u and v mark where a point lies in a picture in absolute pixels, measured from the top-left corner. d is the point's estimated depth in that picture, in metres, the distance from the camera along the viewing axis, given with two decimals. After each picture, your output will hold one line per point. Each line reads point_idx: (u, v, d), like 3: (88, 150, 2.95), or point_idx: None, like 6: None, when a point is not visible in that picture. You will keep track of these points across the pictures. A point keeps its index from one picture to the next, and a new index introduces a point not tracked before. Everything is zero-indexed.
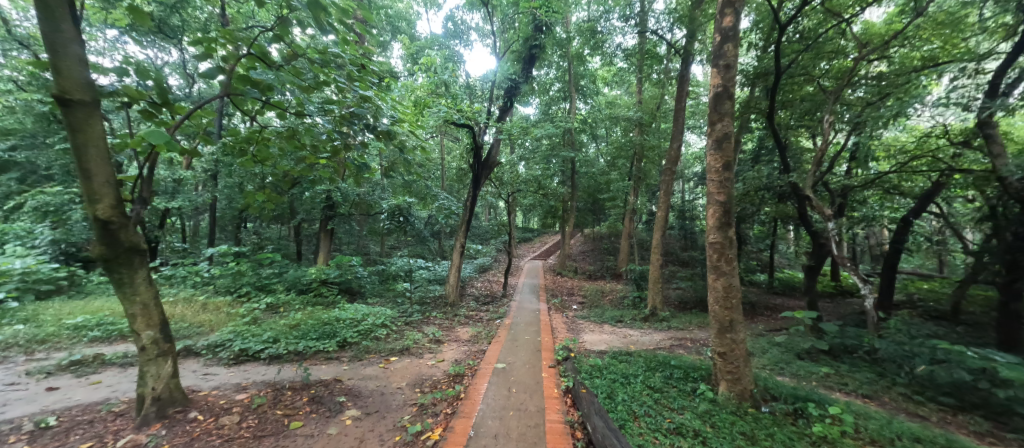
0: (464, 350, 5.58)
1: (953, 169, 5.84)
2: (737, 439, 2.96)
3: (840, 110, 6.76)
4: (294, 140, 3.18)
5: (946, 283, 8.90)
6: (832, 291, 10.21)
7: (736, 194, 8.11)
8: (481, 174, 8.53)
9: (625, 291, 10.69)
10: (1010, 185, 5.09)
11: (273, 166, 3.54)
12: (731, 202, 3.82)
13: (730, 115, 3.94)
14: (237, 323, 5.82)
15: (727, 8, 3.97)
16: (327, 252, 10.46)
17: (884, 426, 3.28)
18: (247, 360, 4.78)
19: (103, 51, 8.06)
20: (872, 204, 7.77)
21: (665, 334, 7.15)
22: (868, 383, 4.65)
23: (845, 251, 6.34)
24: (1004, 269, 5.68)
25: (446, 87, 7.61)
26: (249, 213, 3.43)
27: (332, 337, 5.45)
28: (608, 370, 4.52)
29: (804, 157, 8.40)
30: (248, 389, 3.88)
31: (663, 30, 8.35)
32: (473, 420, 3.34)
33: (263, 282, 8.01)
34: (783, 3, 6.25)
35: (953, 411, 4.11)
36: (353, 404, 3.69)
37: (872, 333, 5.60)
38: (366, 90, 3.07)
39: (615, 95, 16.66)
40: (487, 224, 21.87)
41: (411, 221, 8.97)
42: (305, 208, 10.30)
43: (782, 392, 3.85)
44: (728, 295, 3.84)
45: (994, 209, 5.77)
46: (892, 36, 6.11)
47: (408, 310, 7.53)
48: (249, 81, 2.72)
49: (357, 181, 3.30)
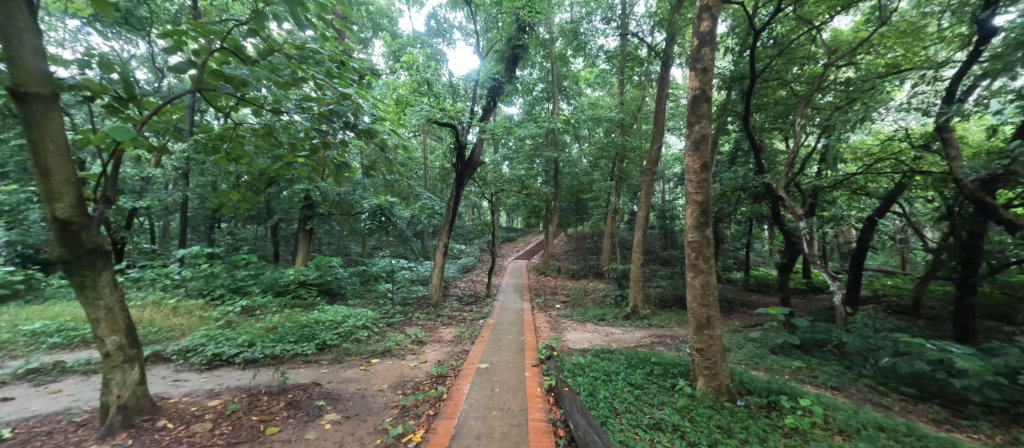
0: (447, 350, 5.56)
1: (914, 170, 6.12)
2: (713, 433, 3.03)
3: (811, 113, 7.00)
4: (270, 138, 3.09)
5: (908, 279, 9.40)
6: (804, 288, 10.63)
7: (714, 194, 8.29)
8: (465, 174, 8.50)
9: (607, 290, 10.82)
10: (965, 186, 5.33)
11: (248, 165, 3.42)
12: (708, 202, 3.91)
13: (708, 117, 4.03)
14: (210, 327, 5.62)
15: (704, 13, 4.07)
16: (305, 253, 10.14)
17: (851, 416, 3.43)
18: (221, 364, 4.62)
19: (64, 42, 7.63)
20: (841, 204, 8.09)
21: (646, 332, 7.29)
22: (837, 375, 4.85)
23: (816, 249, 6.58)
24: (959, 265, 6.03)
25: (429, 85, 7.50)
26: (223, 213, 3.29)
27: (312, 340, 5.33)
28: (590, 367, 4.57)
29: (777, 159, 8.70)
30: (221, 395, 3.75)
31: (643, 33, 8.54)
32: (455, 421, 3.33)
33: (238, 284, 7.75)
34: (758, 9, 6.43)
35: (914, 400, 4.33)
36: (333, 408, 3.62)
37: (840, 328, 5.82)
38: (346, 88, 3.02)
39: (598, 97, 16.85)
40: (470, 223, 21.77)
41: (393, 221, 8.89)
42: (283, 207, 10.05)
43: (756, 386, 3.97)
44: (705, 292, 3.93)
45: (950, 209, 6.11)
46: (859, 43, 6.40)
47: (390, 311, 7.46)
48: (222, 75, 2.60)
49: (337, 180, 3.29)
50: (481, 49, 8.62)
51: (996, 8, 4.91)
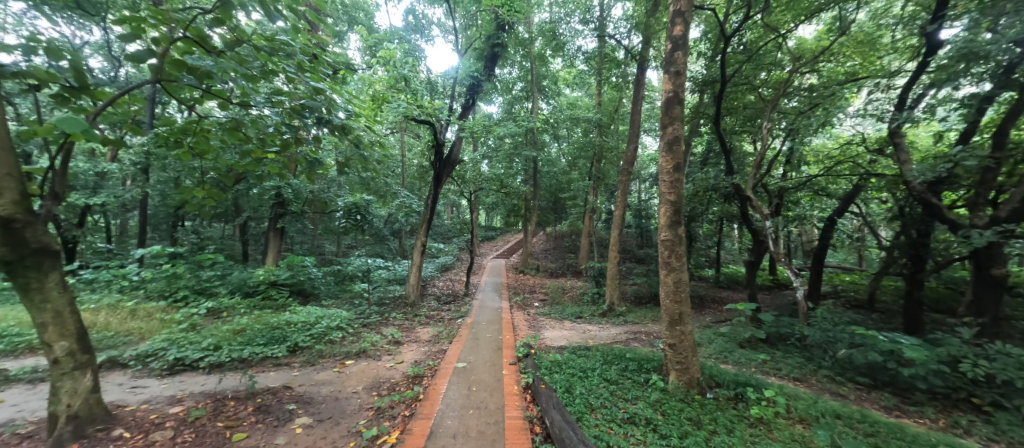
0: (425, 350, 5.49)
1: (869, 173, 6.48)
2: (684, 425, 3.13)
3: (777, 117, 7.31)
4: (237, 133, 2.95)
5: (864, 275, 9.98)
6: (770, 285, 11.11)
7: (687, 194, 8.54)
8: (443, 172, 8.43)
9: (585, 288, 10.97)
10: (913, 188, 5.62)
11: (214, 160, 3.27)
12: (680, 202, 4.03)
13: (680, 119, 4.15)
14: (172, 330, 5.35)
15: (677, 18, 4.17)
16: (276, 252, 9.78)
17: (811, 406, 3.61)
18: (183, 369, 4.41)
19: (6, 26, 7.04)
20: (804, 204, 8.48)
21: (622, 329, 7.44)
22: (799, 367, 5.10)
23: (781, 247, 6.87)
24: (909, 262, 6.45)
25: (406, 82, 7.37)
26: (186, 211, 3.13)
27: (282, 342, 5.17)
28: (567, 364, 4.63)
29: (746, 161, 9.06)
30: (184, 401, 3.58)
31: (620, 36, 8.71)
32: (431, 421, 3.29)
33: (204, 285, 7.39)
34: (728, 16, 6.64)
35: (868, 389, 4.61)
36: (304, 411, 3.52)
37: (803, 322, 6.10)
38: (319, 82, 2.95)
39: (577, 97, 17.00)
40: (449, 222, 21.58)
41: (369, 219, 8.72)
42: (253, 205, 9.67)
43: (725, 379, 4.12)
44: (677, 289, 4.04)
45: (902, 209, 6.52)
46: (821, 52, 6.73)
47: (366, 311, 7.31)
48: (185, 66, 2.44)
49: (309, 176, 3.21)
50: (459, 46, 8.55)
51: (942, 22, 5.24)
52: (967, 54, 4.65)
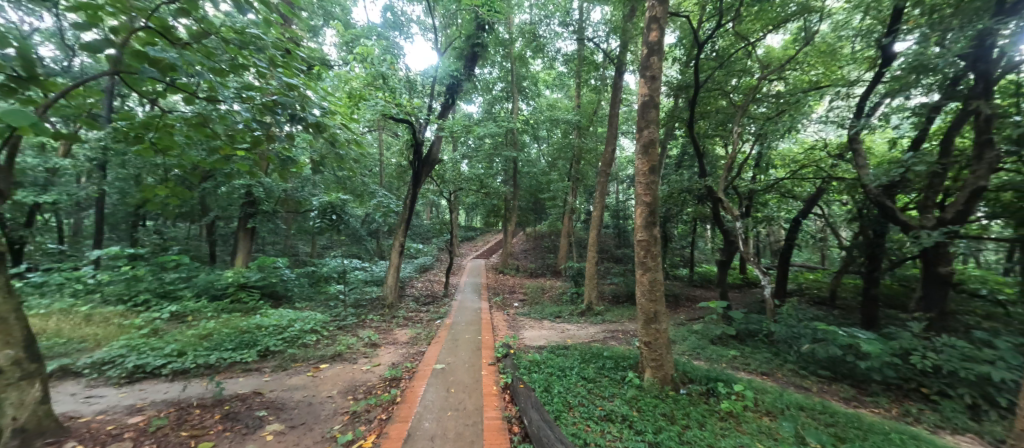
0: (402, 352, 5.42)
1: (831, 177, 6.82)
2: (658, 421, 3.21)
3: (747, 123, 7.62)
4: (203, 128, 2.80)
5: (826, 274, 10.51)
6: (740, 283, 11.54)
7: (662, 196, 8.76)
8: (422, 171, 8.34)
9: (564, 288, 11.09)
10: (870, 192, 5.92)
11: (179, 157, 3.11)
12: (655, 203, 4.13)
13: (656, 122, 4.25)
14: (132, 336, 5.07)
15: (653, 24, 4.28)
16: (246, 253, 9.41)
17: (777, 399, 3.78)
18: (144, 377, 4.18)
19: None
20: (772, 206, 8.85)
21: (599, 328, 7.56)
22: (766, 362, 5.32)
23: (750, 247, 7.13)
24: (866, 261, 6.84)
25: (384, 80, 7.25)
26: (147, 210, 2.97)
27: (252, 347, 4.98)
28: (546, 364, 4.67)
29: (718, 164, 9.39)
30: (145, 410, 3.41)
31: (599, 39, 8.86)
32: (409, 424, 3.25)
33: (167, 288, 7.04)
34: (702, 23, 6.86)
35: (829, 381, 4.85)
36: (276, 418, 3.40)
37: (770, 319, 6.36)
38: (292, 78, 2.87)
39: (556, 99, 17.12)
40: (428, 222, 21.35)
41: (346, 219, 8.51)
42: (221, 205, 9.28)
43: (697, 375, 4.25)
44: (653, 288, 4.13)
45: (861, 211, 6.89)
46: (787, 60, 7.04)
47: (342, 313, 7.14)
48: (146, 58, 2.29)
49: (281, 175, 3.11)
50: (439, 45, 8.46)
51: (896, 36, 5.58)
52: (918, 66, 4.96)
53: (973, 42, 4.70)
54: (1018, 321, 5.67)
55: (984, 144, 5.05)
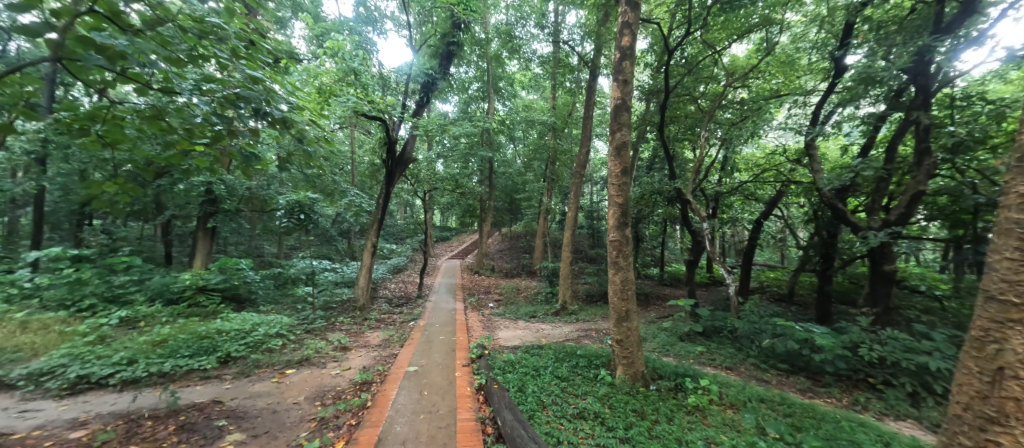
0: (374, 355, 5.29)
1: (789, 180, 7.21)
2: (629, 417, 3.28)
3: (714, 127, 7.93)
4: (157, 122, 2.60)
5: (785, 272, 11.10)
6: (707, 282, 12.01)
7: (634, 197, 8.97)
8: (396, 170, 8.18)
9: (539, 287, 11.17)
10: (825, 195, 6.30)
11: (130, 151, 2.89)
12: (627, 204, 4.23)
13: (628, 125, 4.35)
14: (75, 344, 4.70)
15: (625, 29, 4.37)
16: (206, 254, 8.92)
17: (740, 392, 3.95)
18: (89, 388, 3.89)
19: None
20: (736, 208, 9.25)
21: (573, 327, 7.67)
22: (731, 357, 5.55)
23: (716, 247, 7.41)
24: (821, 260, 7.27)
25: (356, 75, 7.05)
26: (92, 208, 2.76)
27: (212, 353, 4.72)
28: (520, 364, 4.67)
29: (686, 167, 9.73)
30: (89, 424, 3.17)
31: (574, 43, 9.00)
32: (380, 428, 3.18)
33: (116, 292, 6.56)
34: (672, 31, 7.07)
35: (787, 374, 5.12)
36: (237, 427, 3.24)
37: (735, 316, 6.64)
38: (256, 71, 2.74)
39: (532, 100, 17.22)
40: (402, 222, 20.97)
41: (314, 219, 8.20)
42: (178, 203, 8.73)
43: (666, 371, 4.39)
44: (624, 287, 4.21)
45: (817, 213, 7.31)
46: (751, 69, 7.37)
47: (310, 316, 6.90)
48: (92, 45, 2.11)
49: (245, 172, 2.95)
50: (414, 42, 8.32)
51: (848, 49, 5.95)
52: (866, 78, 5.31)
53: (914, 57, 5.08)
54: (951, 314, 6.20)
55: (922, 152, 5.49)
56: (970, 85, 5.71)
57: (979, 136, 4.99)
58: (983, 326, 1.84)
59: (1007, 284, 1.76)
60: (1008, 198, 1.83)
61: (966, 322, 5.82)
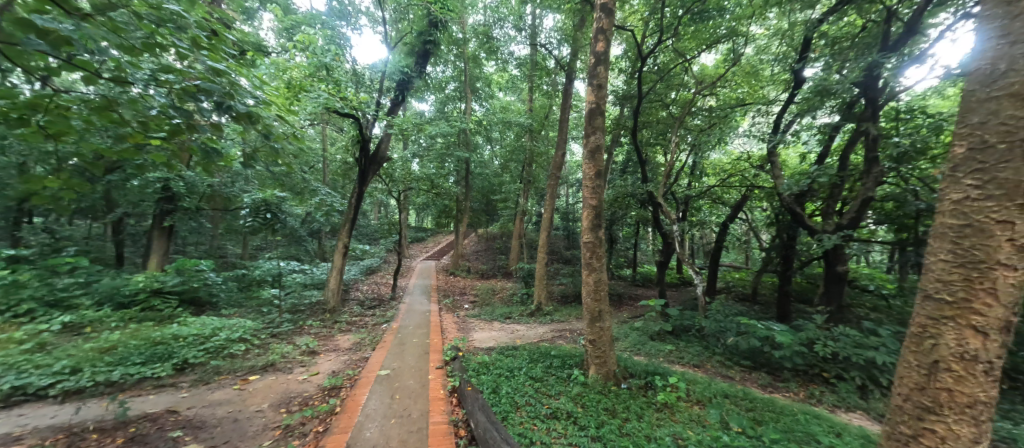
0: (344, 359, 5.14)
1: (753, 185, 7.55)
2: (600, 415, 3.35)
3: (684, 133, 8.21)
4: (108, 113, 2.43)
5: (749, 273, 11.62)
6: (677, 283, 12.38)
7: (608, 199, 9.14)
8: (369, 169, 8.00)
9: (514, 288, 11.20)
10: (786, 199, 6.63)
11: (77, 144, 2.69)
12: (600, 206, 4.29)
13: (601, 129, 4.44)
14: (10, 351, 4.31)
15: (600, 35, 4.45)
16: (162, 255, 8.40)
17: (706, 388, 4.10)
18: (25, 400, 3.57)
19: None
20: (704, 211, 9.60)
21: (547, 327, 7.73)
22: (698, 355, 5.74)
23: (685, 249, 7.66)
24: (781, 261, 7.65)
25: (329, 71, 6.84)
26: (32, 204, 2.55)
27: (167, 359, 4.46)
28: (494, 365, 4.66)
29: (658, 170, 10.02)
30: (24, 439, 2.91)
31: (550, 46, 9.08)
32: (349, 434, 3.09)
33: (59, 295, 6.06)
34: (645, 38, 7.27)
35: (750, 370, 5.35)
36: (193, 438, 3.07)
37: (702, 315, 6.87)
38: (219, 63, 2.61)
39: (509, 101, 17.26)
40: (376, 222, 20.51)
41: (282, 218, 7.88)
42: (131, 200, 8.17)
43: (637, 370, 4.49)
44: (597, 288, 4.26)
45: (778, 216, 7.70)
46: (718, 78, 7.68)
47: (276, 320, 6.63)
48: (32, 28, 1.94)
49: (206, 169, 2.82)
50: (389, 39, 8.15)
51: (806, 63, 6.30)
52: (822, 90, 5.64)
53: (864, 72, 5.44)
54: (896, 311, 6.67)
55: (871, 161, 5.88)
56: (913, 100, 6.19)
57: (919, 147, 5.41)
58: (921, 322, 1.98)
59: (941, 283, 1.91)
60: (942, 203, 1.97)
61: (909, 319, 6.29)
